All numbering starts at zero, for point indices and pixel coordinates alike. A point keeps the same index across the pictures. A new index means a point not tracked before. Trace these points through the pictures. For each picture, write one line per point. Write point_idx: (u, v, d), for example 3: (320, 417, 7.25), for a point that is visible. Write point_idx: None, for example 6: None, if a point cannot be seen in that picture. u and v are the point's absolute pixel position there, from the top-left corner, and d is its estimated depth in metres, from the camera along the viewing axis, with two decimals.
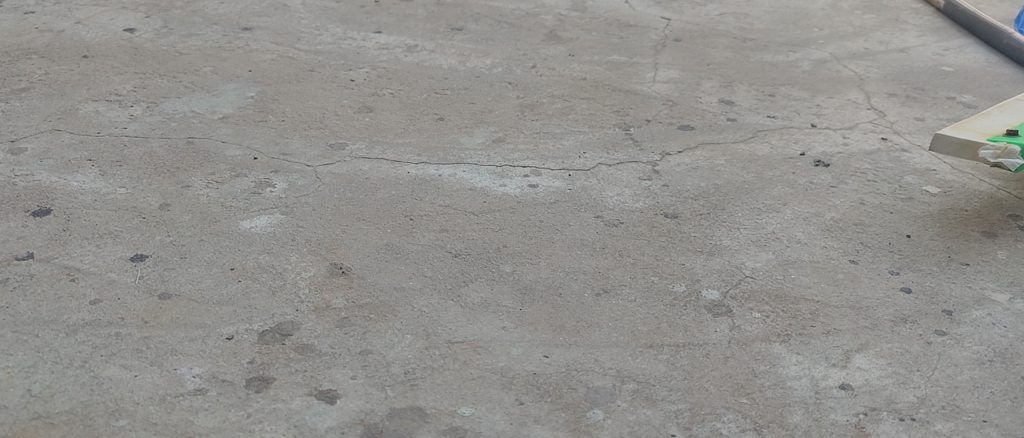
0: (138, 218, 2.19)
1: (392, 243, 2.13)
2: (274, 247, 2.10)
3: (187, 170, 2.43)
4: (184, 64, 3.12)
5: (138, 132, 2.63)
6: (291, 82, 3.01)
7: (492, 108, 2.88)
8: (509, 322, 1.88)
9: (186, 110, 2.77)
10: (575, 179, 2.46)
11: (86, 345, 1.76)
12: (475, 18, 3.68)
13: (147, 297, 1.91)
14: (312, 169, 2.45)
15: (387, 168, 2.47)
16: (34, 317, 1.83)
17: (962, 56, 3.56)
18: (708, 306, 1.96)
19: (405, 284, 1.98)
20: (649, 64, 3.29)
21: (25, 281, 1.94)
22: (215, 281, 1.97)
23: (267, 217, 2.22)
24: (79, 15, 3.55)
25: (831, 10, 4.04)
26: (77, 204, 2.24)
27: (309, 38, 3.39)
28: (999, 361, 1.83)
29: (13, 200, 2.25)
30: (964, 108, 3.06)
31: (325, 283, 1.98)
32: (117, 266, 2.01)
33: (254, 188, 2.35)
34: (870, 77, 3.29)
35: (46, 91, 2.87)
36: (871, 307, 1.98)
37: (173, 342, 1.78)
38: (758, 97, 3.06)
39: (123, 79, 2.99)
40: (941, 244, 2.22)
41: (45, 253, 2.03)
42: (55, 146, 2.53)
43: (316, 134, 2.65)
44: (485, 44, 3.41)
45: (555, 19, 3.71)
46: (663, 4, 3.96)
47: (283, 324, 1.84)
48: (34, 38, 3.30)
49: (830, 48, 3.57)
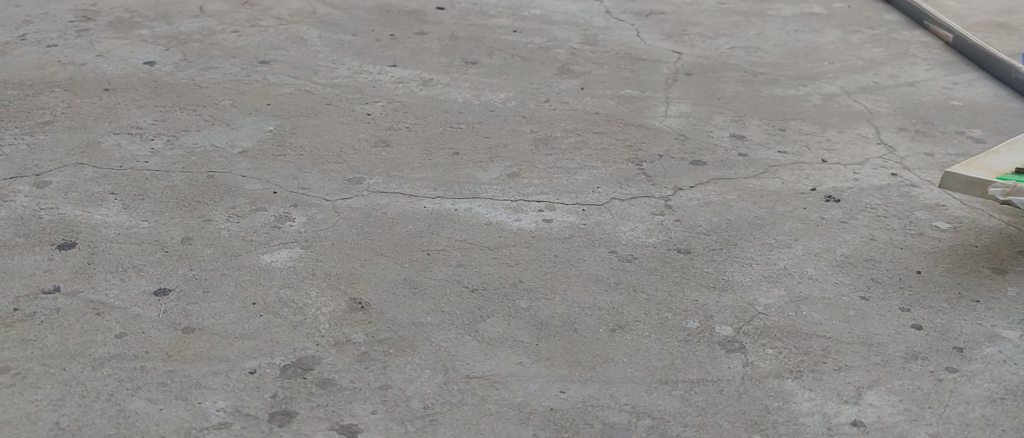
0: (162, 251, 2.24)
1: (410, 278, 2.17)
2: (295, 281, 2.14)
3: (208, 203, 2.47)
4: (204, 97, 3.18)
5: (160, 166, 2.68)
6: (309, 115, 3.06)
7: (506, 142, 2.92)
8: (526, 357, 1.91)
9: (206, 144, 2.82)
10: (588, 213, 2.50)
11: (111, 378, 1.80)
12: (489, 52, 3.73)
13: (171, 331, 1.95)
14: (330, 203, 2.49)
15: (404, 203, 2.51)
16: (61, 350, 1.87)
17: (971, 90, 3.60)
18: (721, 342, 1.99)
19: (423, 319, 2.02)
20: (660, 98, 3.33)
21: (52, 314, 1.98)
22: (238, 315, 2.01)
23: (287, 251, 2.26)
24: (100, 47, 3.62)
25: (839, 43, 4.08)
26: (101, 237, 2.29)
27: (326, 71, 3.45)
28: (1010, 399, 1.85)
29: (39, 233, 2.30)
30: (973, 143, 3.09)
31: (345, 317, 2.02)
32: (141, 300, 2.05)
33: (274, 222, 2.39)
34: (880, 112, 3.33)
35: (69, 124, 2.92)
36: (882, 343, 2.01)
37: (198, 375, 1.82)
38: (769, 132, 3.10)
39: (145, 112, 3.05)
40: (951, 280, 2.25)
41: (71, 286, 2.08)
42: (79, 179, 2.58)
43: (334, 169, 2.69)
44: (499, 78, 3.46)
45: (567, 53, 3.76)
46: (675, 38, 4.01)
47: (305, 359, 1.88)
48: (57, 71, 3.36)
49: (839, 82, 3.61)
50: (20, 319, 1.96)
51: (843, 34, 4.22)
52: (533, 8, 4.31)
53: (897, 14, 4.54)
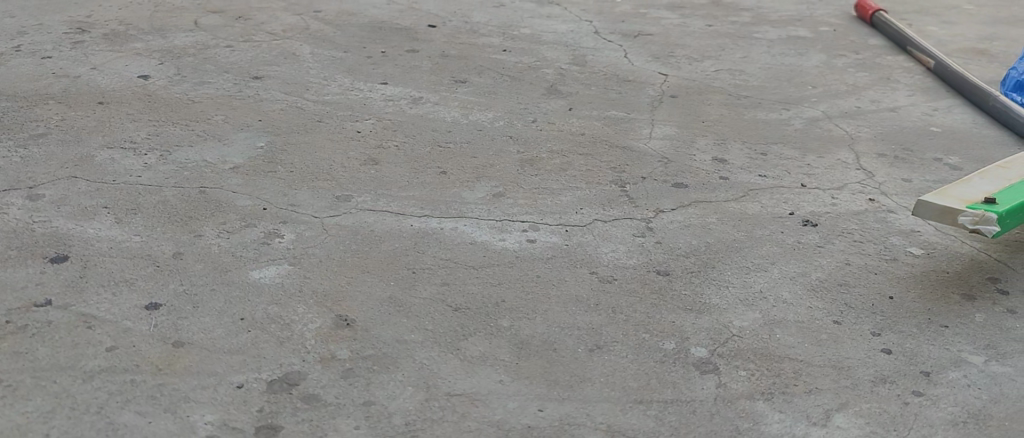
0: (153, 266, 2.29)
1: (396, 296, 2.23)
2: (283, 298, 2.19)
3: (198, 219, 2.53)
4: (197, 112, 3.24)
5: (152, 181, 2.73)
6: (301, 132, 3.12)
7: (493, 162, 2.98)
8: (506, 376, 1.97)
9: (198, 160, 2.88)
10: (571, 234, 2.56)
11: (101, 391, 1.85)
12: (479, 71, 3.80)
13: (160, 345, 2.00)
14: (318, 221, 2.55)
15: (391, 221, 2.57)
16: (52, 362, 1.92)
17: (949, 117, 3.68)
18: (696, 363, 2.05)
19: (407, 337, 2.08)
20: (646, 120, 3.40)
21: (44, 327, 2.03)
22: (226, 330, 2.06)
23: (275, 267, 2.31)
24: (95, 60, 3.67)
25: (823, 68, 4.16)
26: (93, 251, 2.34)
27: (318, 88, 3.51)
28: (973, 423, 1.92)
29: (32, 246, 2.35)
30: (949, 169, 3.17)
31: (331, 334, 2.07)
32: (131, 314, 2.10)
33: (263, 239, 2.44)
34: (860, 137, 3.40)
35: (64, 138, 2.97)
36: (851, 367, 2.07)
37: (186, 389, 1.87)
38: (751, 156, 3.17)
39: (138, 126, 3.10)
40: (921, 305, 2.31)
41: (63, 299, 2.13)
42: (72, 193, 2.63)
43: (324, 186, 2.75)
44: (488, 97, 3.53)
45: (556, 73, 3.83)
46: (662, 60, 4.09)
47: (291, 374, 1.93)
48: (52, 83, 3.41)
49: (822, 107, 3.69)
50: (12, 331, 2.01)
51: (827, 58, 4.30)
52: (523, 28, 4.39)
53: (881, 39, 4.63)
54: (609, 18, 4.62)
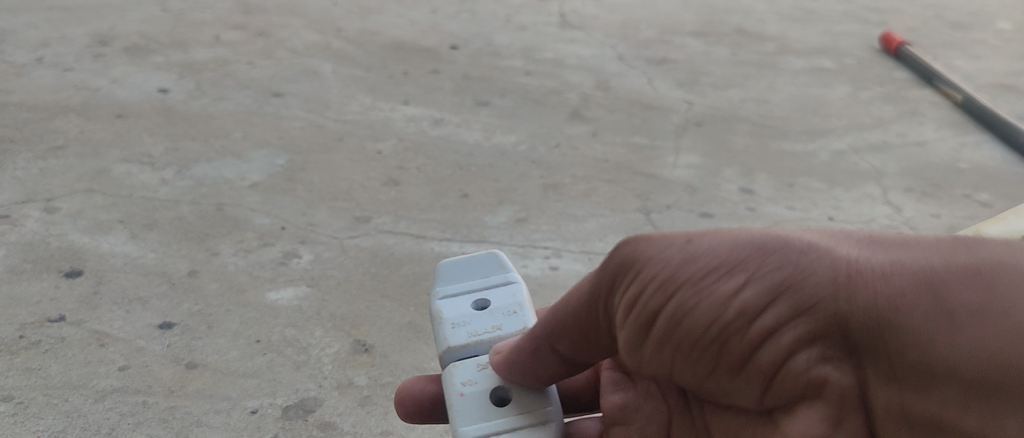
0: (167, 284, 2.24)
1: (415, 322, 2.17)
2: (300, 321, 2.14)
3: (215, 237, 2.47)
4: (217, 128, 3.20)
5: (169, 197, 2.68)
6: (320, 151, 3.07)
7: (515, 187, 2.93)
8: None
9: (216, 176, 2.83)
10: (594, 262, 2.51)
11: (113, 412, 1.80)
12: (501, 93, 3.75)
13: (174, 366, 1.95)
14: (337, 242, 2.50)
15: (412, 244, 2.52)
16: (64, 380, 1.87)
17: (978, 153, 3.61)
18: None
19: (427, 365, 2.02)
20: (670, 148, 3.34)
21: (55, 343, 1.98)
22: (241, 353, 2.01)
23: (293, 289, 2.26)
24: (115, 73, 3.64)
25: (849, 99, 4.11)
26: (108, 267, 2.29)
27: (338, 107, 3.47)
28: None
29: (47, 260, 2.30)
30: (981, 207, 3.10)
31: (348, 359, 2.01)
32: (145, 333, 2.05)
33: (281, 258, 2.39)
34: (887, 171, 3.34)
35: (81, 151, 2.93)
36: None
37: (199, 413, 1.82)
38: (777, 187, 3.11)
39: (156, 140, 3.06)
40: None
41: (77, 316, 2.08)
42: (89, 207, 2.59)
43: (343, 206, 2.70)
44: (511, 120, 3.48)
45: (579, 98, 3.78)
46: (686, 87, 4.03)
47: (306, 400, 1.88)
48: (71, 96, 3.38)
49: (848, 139, 3.63)
50: (25, 347, 1.96)
51: (852, 90, 4.24)
52: (546, 51, 4.35)
53: (906, 71, 4.57)
54: (633, 43, 4.58)
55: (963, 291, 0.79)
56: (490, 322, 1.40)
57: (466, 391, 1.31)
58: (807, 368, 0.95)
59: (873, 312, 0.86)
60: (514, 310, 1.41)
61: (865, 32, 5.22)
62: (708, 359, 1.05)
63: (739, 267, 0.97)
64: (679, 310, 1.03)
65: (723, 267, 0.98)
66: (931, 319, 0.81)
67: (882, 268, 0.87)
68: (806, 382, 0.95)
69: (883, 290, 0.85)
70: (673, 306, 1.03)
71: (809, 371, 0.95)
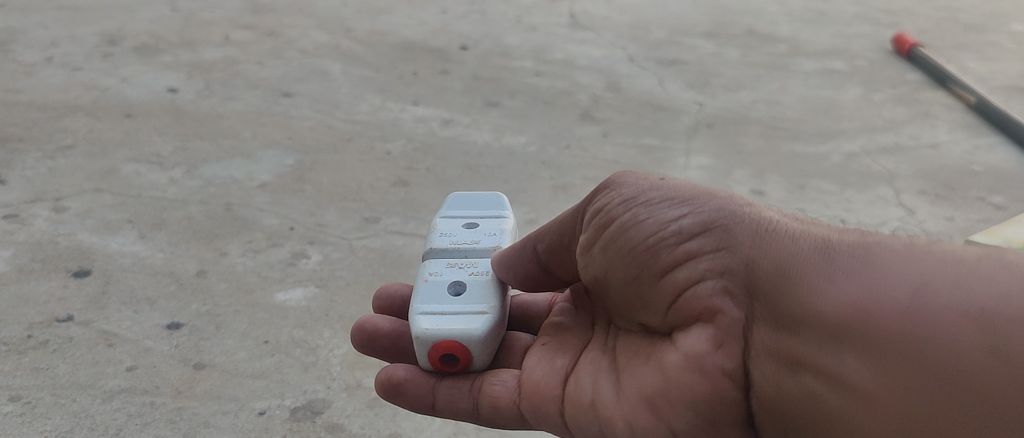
0: (176, 284, 2.23)
1: None
2: (308, 321, 2.12)
3: (224, 237, 2.46)
4: (226, 128, 3.19)
5: (177, 196, 2.67)
6: (330, 151, 3.06)
7: (525, 188, 2.91)
8: None
9: (225, 176, 2.82)
10: None
11: (120, 413, 1.78)
12: (511, 94, 3.74)
13: (182, 366, 1.94)
14: (346, 242, 2.48)
15: (421, 245, 2.51)
16: (71, 380, 1.85)
17: (992, 155, 3.58)
18: None
19: None
20: (681, 149, 3.32)
21: (63, 343, 1.97)
22: (250, 353, 1.99)
23: (302, 289, 2.25)
24: (125, 73, 3.63)
25: (861, 101, 4.08)
26: (116, 266, 2.28)
27: (347, 107, 3.46)
28: None
29: (55, 259, 2.29)
30: (995, 209, 3.08)
31: (357, 361, 2.00)
32: (153, 333, 2.03)
33: (290, 259, 2.38)
34: (900, 173, 3.32)
35: (90, 150, 2.93)
36: None
37: (207, 414, 1.81)
38: (789, 189, 3.09)
39: (165, 140, 3.05)
40: None
41: (85, 315, 2.07)
42: (97, 206, 2.58)
43: (352, 207, 2.69)
44: (520, 121, 3.47)
45: (589, 98, 3.76)
46: (697, 88, 4.01)
47: (315, 402, 1.86)
48: (80, 95, 3.38)
49: (860, 141, 3.60)
50: (32, 347, 1.95)
51: (864, 92, 4.21)
52: (556, 52, 4.33)
53: (919, 73, 4.54)
54: (643, 44, 4.56)
55: (857, 261, 1.18)
56: (472, 238, 1.72)
57: (431, 277, 1.58)
58: (705, 297, 1.30)
59: (776, 265, 1.25)
60: (494, 234, 1.75)
61: (877, 34, 5.19)
62: (638, 270, 1.39)
63: (692, 207, 1.36)
64: (631, 223, 1.39)
65: (683, 205, 1.37)
66: (823, 279, 1.19)
67: (793, 238, 1.27)
68: (701, 310, 1.30)
69: (785, 254, 1.25)
70: (631, 220, 1.39)
71: (710, 297, 1.30)
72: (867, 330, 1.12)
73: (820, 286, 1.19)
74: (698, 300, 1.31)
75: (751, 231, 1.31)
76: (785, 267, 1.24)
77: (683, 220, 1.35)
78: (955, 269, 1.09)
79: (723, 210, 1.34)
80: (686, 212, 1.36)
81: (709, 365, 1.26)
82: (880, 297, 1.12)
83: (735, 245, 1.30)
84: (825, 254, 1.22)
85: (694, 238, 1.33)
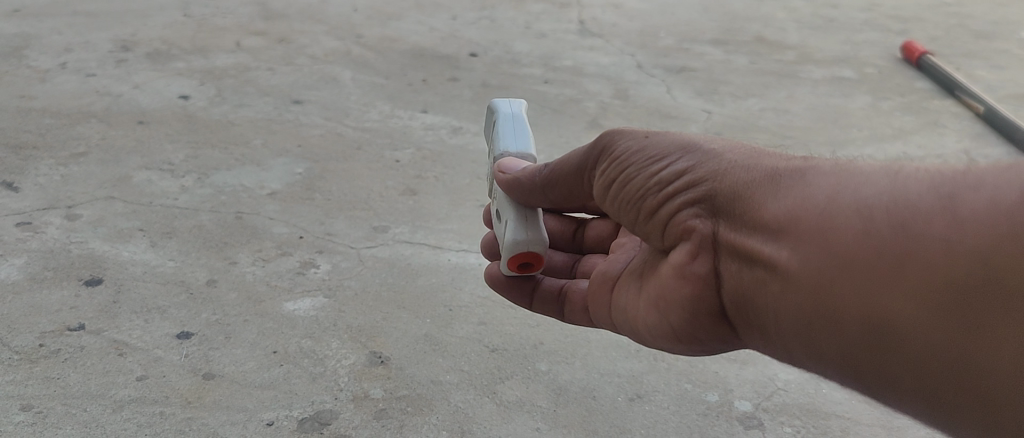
0: (186, 294, 2.25)
1: (431, 334, 2.18)
2: (316, 332, 2.14)
3: (234, 246, 2.49)
4: (237, 135, 3.22)
5: (188, 204, 2.70)
6: (339, 159, 3.08)
7: None
8: (544, 423, 1.93)
9: (236, 184, 2.84)
10: None
11: (130, 422, 1.81)
12: (519, 101, 3.76)
13: (191, 376, 1.96)
14: (355, 251, 2.51)
15: (429, 254, 2.53)
16: (82, 390, 1.88)
17: (1001, 165, 3.58)
18: (740, 417, 2.01)
19: (443, 378, 2.03)
20: None
21: (76, 352, 2.00)
22: (259, 364, 2.02)
23: (310, 299, 2.27)
24: (137, 79, 3.67)
25: (869, 110, 4.09)
26: (128, 275, 2.31)
27: (357, 114, 3.48)
28: None
29: (67, 267, 2.32)
30: None
31: (364, 371, 2.02)
32: (163, 342, 2.06)
33: (299, 268, 2.41)
34: None
35: (103, 158, 2.96)
36: (901, 428, 2.04)
37: (215, 424, 1.83)
38: None
39: (177, 148, 3.08)
40: None
41: (96, 325, 2.10)
42: (109, 214, 2.61)
43: (361, 215, 2.71)
44: (529, 129, 3.48)
45: (598, 107, 3.78)
46: (705, 96, 4.02)
47: (322, 413, 1.88)
48: (93, 101, 3.41)
49: (868, 151, 3.60)
50: (44, 356, 1.97)
51: (873, 100, 4.22)
52: (565, 59, 4.35)
53: (928, 81, 4.55)
54: (652, 51, 4.58)
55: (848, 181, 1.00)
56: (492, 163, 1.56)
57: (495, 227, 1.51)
58: (683, 222, 1.17)
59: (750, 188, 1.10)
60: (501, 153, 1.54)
61: (887, 41, 5.19)
62: (632, 211, 1.26)
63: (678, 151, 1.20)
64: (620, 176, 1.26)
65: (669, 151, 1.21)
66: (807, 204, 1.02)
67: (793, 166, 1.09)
68: (687, 238, 1.17)
69: (755, 175, 1.10)
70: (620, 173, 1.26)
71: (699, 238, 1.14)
72: (832, 239, 0.96)
73: (789, 202, 1.04)
74: (677, 227, 1.18)
75: (728, 157, 1.15)
76: (752, 187, 1.09)
77: (662, 159, 1.21)
78: (945, 175, 0.91)
79: (706, 140, 1.19)
80: (664, 144, 1.23)
81: (690, 283, 1.16)
82: (847, 206, 0.97)
83: (707, 169, 1.16)
84: (799, 172, 1.06)
85: (668, 168, 1.20)
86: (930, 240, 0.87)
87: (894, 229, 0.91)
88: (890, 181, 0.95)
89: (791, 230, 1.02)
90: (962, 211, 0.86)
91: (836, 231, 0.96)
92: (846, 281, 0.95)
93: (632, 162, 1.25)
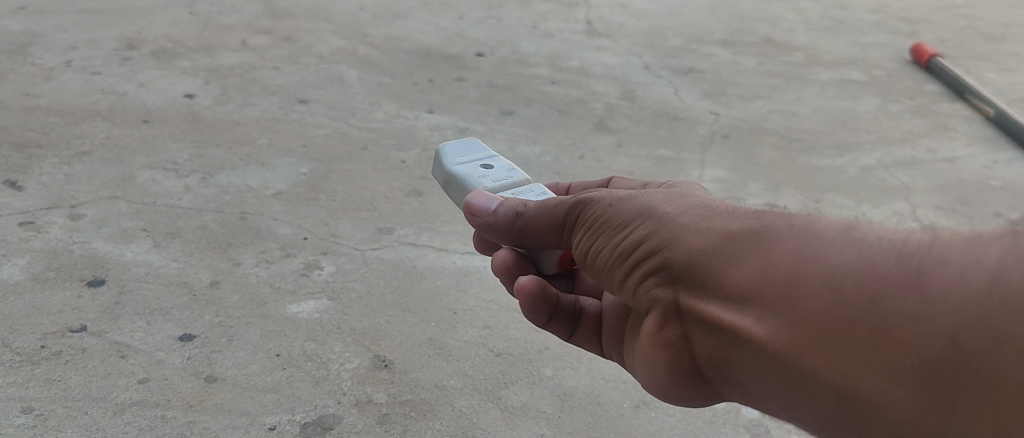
0: (189, 295, 2.24)
1: (435, 338, 2.16)
2: (319, 335, 2.13)
3: (238, 247, 2.47)
4: (241, 135, 3.20)
5: (192, 204, 2.68)
6: (344, 160, 3.06)
7: None
8: (548, 430, 1.91)
9: (240, 184, 2.83)
10: None
11: (132, 426, 1.80)
12: (526, 102, 3.74)
13: (193, 379, 1.94)
14: (359, 253, 2.49)
15: (434, 257, 2.51)
16: (83, 392, 1.87)
17: (1010, 170, 3.55)
18: (746, 425, 2.00)
19: (447, 382, 2.01)
20: (696, 161, 3.31)
21: (77, 354, 1.98)
22: (261, 367, 2.00)
23: (314, 301, 2.25)
24: (142, 78, 3.65)
25: (878, 113, 4.06)
26: (130, 276, 2.30)
27: (362, 114, 3.47)
28: None
29: (70, 268, 2.31)
30: None
31: (368, 375, 2.00)
32: (165, 345, 2.05)
33: (303, 270, 2.39)
34: (916, 188, 3.30)
35: (107, 157, 2.94)
36: None
37: (217, 429, 1.81)
38: (804, 203, 3.08)
39: (181, 147, 3.06)
40: None
41: (98, 326, 2.08)
42: (112, 214, 2.59)
43: (366, 217, 2.69)
44: (535, 130, 3.46)
45: (604, 108, 3.76)
46: (713, 98, 4.00)
47: (325, 417, 1.86)
48: (98, 100, 3.40)
49: (877, 154, 3.58)
50: (46, 357, 1.96)
51: (882, 103, 4.18)
52: (572, 60, 4.33)
53: (937, 84, 4.51)
54: (659, 52, 4.55)
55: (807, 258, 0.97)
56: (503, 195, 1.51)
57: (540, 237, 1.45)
58: (651, 290, 1.15)
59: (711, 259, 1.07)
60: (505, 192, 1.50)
61: (896, 43, 5.16)
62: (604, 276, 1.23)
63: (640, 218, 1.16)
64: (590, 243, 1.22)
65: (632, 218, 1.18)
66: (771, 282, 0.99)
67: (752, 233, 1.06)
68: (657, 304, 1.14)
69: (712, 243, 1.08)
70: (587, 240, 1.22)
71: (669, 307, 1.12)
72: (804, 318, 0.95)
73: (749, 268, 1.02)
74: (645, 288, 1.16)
75: (685, 221, 1.12)
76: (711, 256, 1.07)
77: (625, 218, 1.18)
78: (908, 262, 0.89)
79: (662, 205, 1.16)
80: (622, 206, 1.20)
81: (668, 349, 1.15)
82: (810, 281, 0.95)
83: (663, 233, 1.13)
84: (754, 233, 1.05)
85: (628, 231, 1.17)
86: (900, 318, 0.87)
87: (862, 309, 0.90)
88: (845, 253, 0.95)
89: (758, 298, 1.00)
90: (935, 294, 0.86)
91: (803, 308, 0.95)
92: (817, 355, 0.94)
93: (598, 222, 1.21)
